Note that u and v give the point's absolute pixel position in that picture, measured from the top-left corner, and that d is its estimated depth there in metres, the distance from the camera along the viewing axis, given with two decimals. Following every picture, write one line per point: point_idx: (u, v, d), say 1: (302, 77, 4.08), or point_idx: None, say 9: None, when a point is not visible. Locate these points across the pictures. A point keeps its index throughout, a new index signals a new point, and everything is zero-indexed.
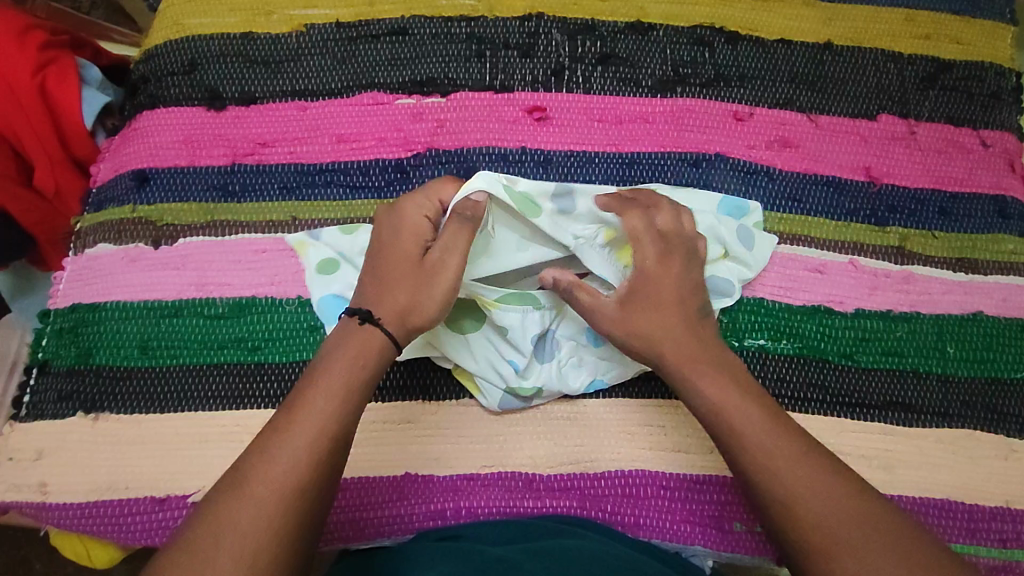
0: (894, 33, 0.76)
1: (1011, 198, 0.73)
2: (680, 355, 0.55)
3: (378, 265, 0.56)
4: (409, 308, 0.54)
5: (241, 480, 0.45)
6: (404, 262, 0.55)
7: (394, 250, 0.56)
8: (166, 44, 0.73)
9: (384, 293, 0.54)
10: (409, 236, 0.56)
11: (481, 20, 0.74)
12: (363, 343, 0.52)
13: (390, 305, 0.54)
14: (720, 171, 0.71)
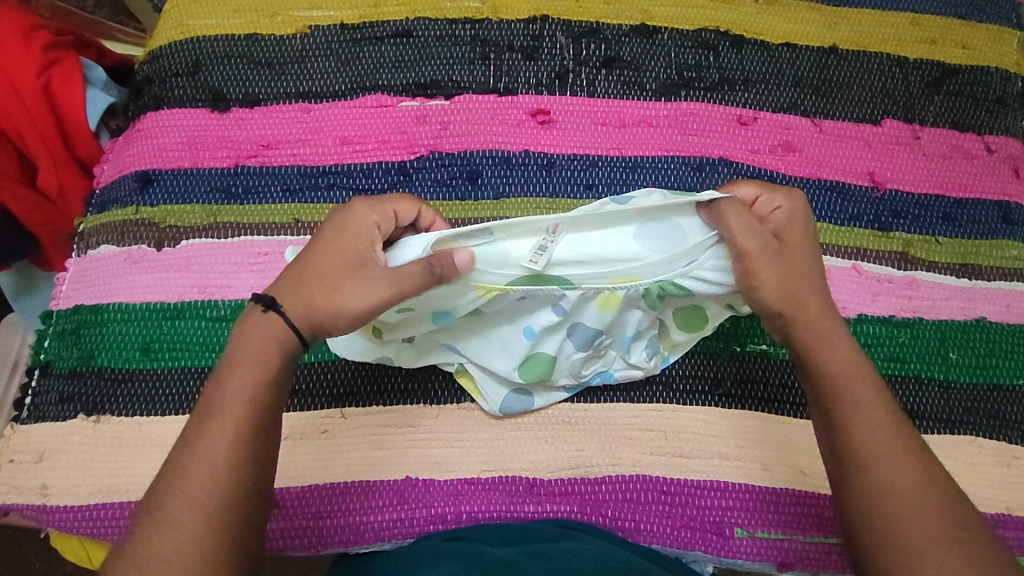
0: (900, 37, 0.76)
1: (1015, 204, 0.72)
2: (818, 316, 0.51)
3: (306, 261, 0.49)
4: (322, 309, 0.47)
5: (160, 497, 0.43)
6: (338, 260, 0.48)
7: (326, 248, 0.49)
8: (169, 45, 0.73)
9: (304, 291, 0.48)
10: (348, 236, 0.49)
11: (485, 22, 0.74)
12: (262, 334, 0.47)
13: (303, 302, 0.48)
14: (724, 176, 0.71)
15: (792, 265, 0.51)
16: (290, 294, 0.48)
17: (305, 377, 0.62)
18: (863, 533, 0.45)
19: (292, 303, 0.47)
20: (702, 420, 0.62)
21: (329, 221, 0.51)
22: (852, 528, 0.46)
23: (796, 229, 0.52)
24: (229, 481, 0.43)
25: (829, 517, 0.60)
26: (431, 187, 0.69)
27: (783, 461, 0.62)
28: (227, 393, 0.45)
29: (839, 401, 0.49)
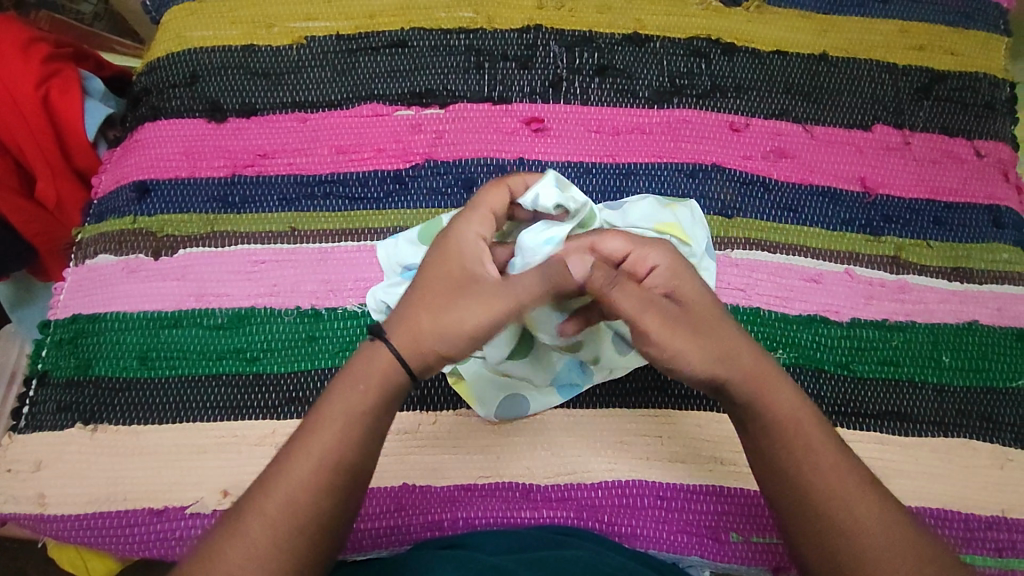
0: (889, 44, 0.77)
1: (1006, 208, 0.73)
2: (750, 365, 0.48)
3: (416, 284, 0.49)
4: (433, 337, 0.46)
5: (240, 509, 0.43)
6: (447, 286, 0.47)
7: (435, 268, 0.49)
8: (167, 56, 0.74)
9: (412, 317, 0.47)
10: (454, 257, 0.49)
11: (479, 32, 0.75)
12: (375, 368, 0.46)
13: (416, 330, 0.47)
14: (717, 181, 0.71)
15: (702, 327, 0.48)
16: (399, 320, 0.47)
17: (301, 386, 0.63)
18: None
19: (407, 333, 0.46)
20: (697, 425, 0.63)
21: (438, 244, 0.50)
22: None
23: (683, 288, 0.49)
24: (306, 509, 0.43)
25: None
26: (426, 195, 0.69)
27: None
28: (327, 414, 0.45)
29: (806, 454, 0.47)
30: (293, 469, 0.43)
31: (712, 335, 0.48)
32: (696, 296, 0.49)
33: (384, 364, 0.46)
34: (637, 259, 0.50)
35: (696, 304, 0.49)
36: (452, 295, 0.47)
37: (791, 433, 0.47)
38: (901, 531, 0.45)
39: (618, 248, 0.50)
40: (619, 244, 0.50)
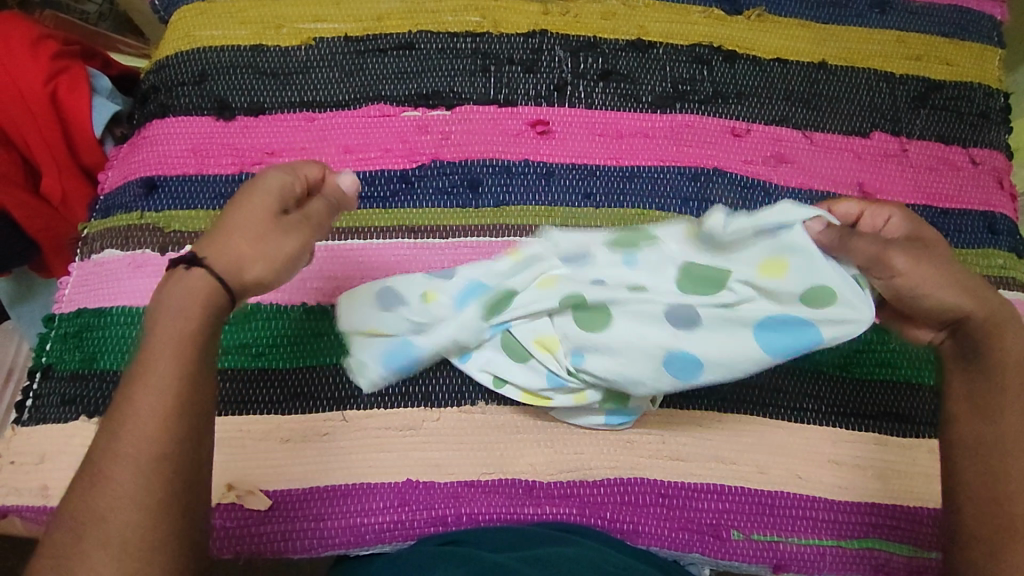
0: (886, 54, 0.79)
1: (1001, 214, 0.75)
2: (995, 309, 0.55)
3: (234, 208, 0.51)
4: (252, 259, 0.49)
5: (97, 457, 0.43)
6: (253, 216, 0.50)
7: (249, 203, 0.51)
8: (177, 55, 0.75)
9: (221, 241, 0.49)
10: (274, 191, 0.52)
11: (486, 35, 0.76)
12: (190, 292, 0.47)
13: (233, 252, 0.48)
14: (718, 185, 0.73)
15: (949, 260, 0.55)
16: (209, 246, 0.49)
17: (306, 382, 0.63)
18: (978, 513, 0.50)
19: (215, 256, 0.48)
20: (699, 424, 0.63)
21: (246, 190, 0.51)
22: (974, 500, 0.50)
23: (928, 233, 0.57)
24: (157, 465, 0.43)
25: (823, 519, 0.61)
26: (432, 195, 0.70)
27: (778, 465, 0.63)
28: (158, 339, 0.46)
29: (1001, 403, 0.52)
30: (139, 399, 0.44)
31: (965, 273, 0.55)
32: (939, 237, 0.57)
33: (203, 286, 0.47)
34: (871, 217, 0.57)
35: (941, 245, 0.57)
36: (262, 226, 0.50)
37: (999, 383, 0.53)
38: None
39: (851, 212, 0.57)
40: (852, 207, 0.57)
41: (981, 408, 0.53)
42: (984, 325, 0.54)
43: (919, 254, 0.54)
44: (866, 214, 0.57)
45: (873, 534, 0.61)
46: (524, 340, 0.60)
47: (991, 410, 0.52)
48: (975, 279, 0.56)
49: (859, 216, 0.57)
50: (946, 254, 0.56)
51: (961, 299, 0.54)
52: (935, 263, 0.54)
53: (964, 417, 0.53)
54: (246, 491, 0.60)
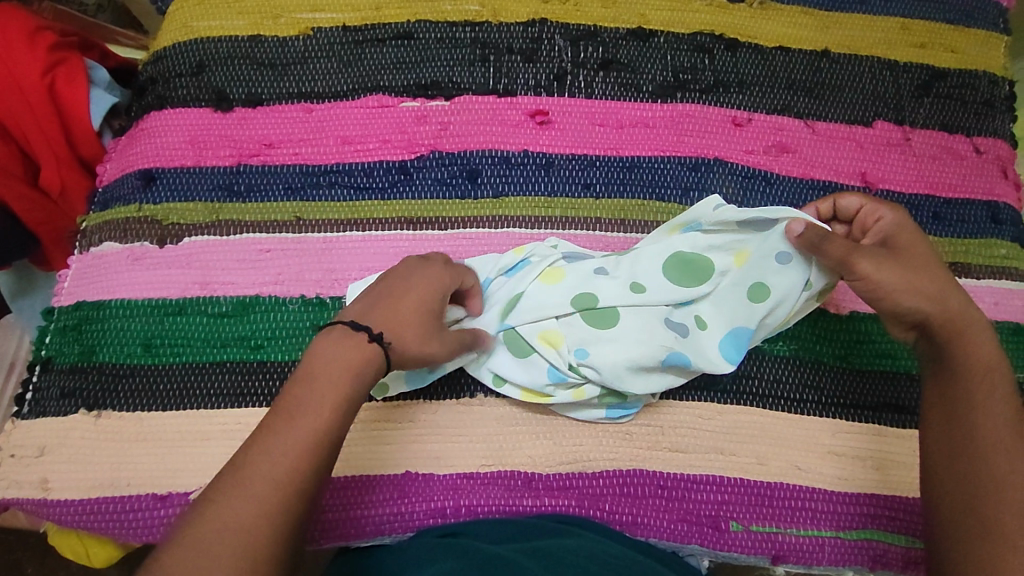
0: (890, 41, 0.78)
1: (1004, 204, 0.74)
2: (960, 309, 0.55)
3: (400, 292, 0.53)
4: (415, 355, 0.52)
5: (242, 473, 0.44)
6: (420, 313, 0.53)
7: (415, 289, 0.53)
8: (174, 45, 0.74)
9: (406, 319, 0.52)
10: (436, 286, 0.55)
11: (485, 25, 0.75)
12: (357, 356, 0.49)
13: (401, 342, 0.51)
14: (719, 175, 0.72)
15: (919, 262, 0.57)
16: (385, 322, 0.51)
17: None
18: (957, 516, 0.50)
19: (398, 336, 0.51)
20: (698, 416, 0.63)
21: (417, 277, 0.54)
22: (953, 504, 0.51)
23: (904, 237, 0.58)
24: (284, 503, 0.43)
25: (822, 510, 0.61)
26: (431, 186, 0.70)
27: (778, 456, 0.62)
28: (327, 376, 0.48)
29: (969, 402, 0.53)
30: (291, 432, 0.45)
31: (929, 273, 0.56)
32: (917, 242, 0.58)
33: (367, 352, 0.49)
34: (868, 214, 0.60)
35: (918, 248, 0.58)
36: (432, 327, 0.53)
37: (966, 382, 0.53)
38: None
39: (852, 207, 0.61)
40: (852, 203, 0.61)
41: (953, 410, 0.53)
42: (948, 324, 0.55)
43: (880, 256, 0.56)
44: (866, 208, 0.60)
45: (872, 525, 0.61)
46: (526, 335, 0.61)
47: (957, 412, 0.53)
48: (943, 283, 0.56)
49: (857, 212, 0.61)
50: (916, 257, 0.57)
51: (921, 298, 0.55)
52: (899, 264, 0.56)
53: (939, 416, 0.54)
54: None
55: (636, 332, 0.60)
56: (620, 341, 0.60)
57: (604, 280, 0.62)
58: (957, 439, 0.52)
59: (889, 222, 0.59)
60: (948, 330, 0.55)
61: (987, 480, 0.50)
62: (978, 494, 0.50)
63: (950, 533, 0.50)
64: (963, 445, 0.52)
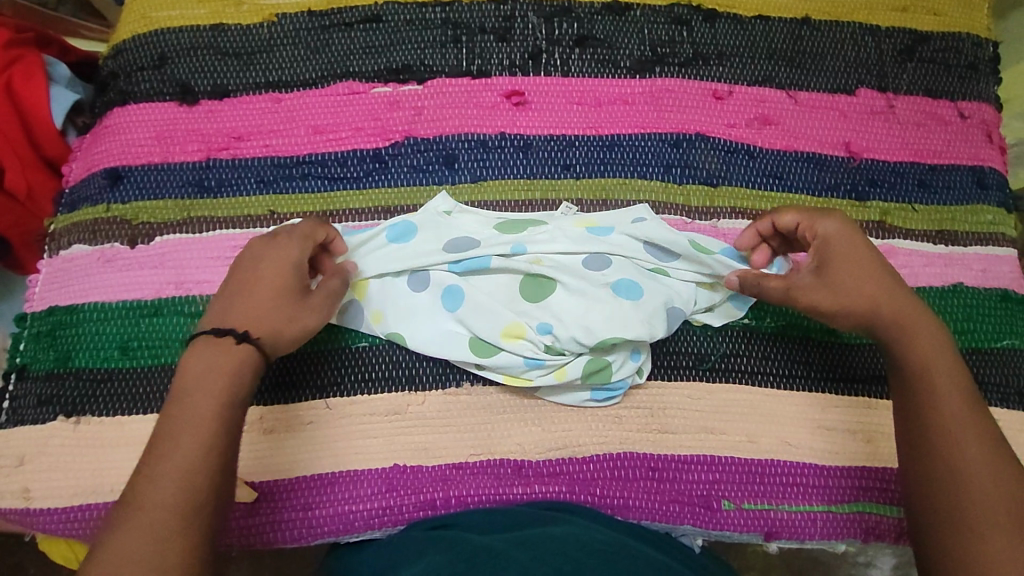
0: (872, 6, 0.76)
1: (990, 168, 0.73)
2: (897, 305, 0.55)
3: (248, 275, 0.55)
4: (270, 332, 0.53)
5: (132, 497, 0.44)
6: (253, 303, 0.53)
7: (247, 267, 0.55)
8: (134, 38, 0.71)
9: (247, 301, 0.53)
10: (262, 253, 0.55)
11: (456, 4, 0.73)
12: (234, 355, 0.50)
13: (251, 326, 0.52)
14: (701, 151, 0.71)
15: (853, 270, 0.57)
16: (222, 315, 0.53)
17: (285, 371, 0.62)
18: (929, 509, 0.50)
19: (235, 322, 0.52)
20: (686, 396, 0.63)
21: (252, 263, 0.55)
22: (925, 497, 0.50)
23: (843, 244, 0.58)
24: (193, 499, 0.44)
25: (813, 484, 0.61)
26: (407, 174, 0.68)
27: (768, 432, 0.62)
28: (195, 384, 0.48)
29: (925, 388, 0.52)
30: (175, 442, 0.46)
31: (867, 281, 0.56)
32: (858, 248, 0.57)
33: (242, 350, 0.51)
34: (807, 228, 0.59)
35: (857, 255, 0.57)
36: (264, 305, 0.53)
37: (919, 367, 0.53)
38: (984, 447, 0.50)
39: (793, 222, 0.60)
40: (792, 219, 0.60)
41: (908, 402, 0.53)
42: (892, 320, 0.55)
43: (826, 281, 0.57)
44: (805, 222, 0.60)
45: (863, 496, 0.61)
46: (496, 321, 0.60)
47: (916, 397, 0.53)
48: (885, 288, 0.56)
49: (798, 226, 0.60)
50: (851, 262, 0.57)
51: (863, 306, 0.56)
52: (829, 275, 0.57)
53: (898, 409, 0.54)
54: None
55: (611, 309, 0.59)
56: (594, 320, 0.59)
57: (566, 262, 0.61)
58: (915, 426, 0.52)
59: (830, 229, 0.58)
60: (893, 323, 0.55)
61: (950, 465, 0.49)
62: (943, 484, 0.49)
63: (927, 527, 0.50)
64: (921, 432, 0.52)
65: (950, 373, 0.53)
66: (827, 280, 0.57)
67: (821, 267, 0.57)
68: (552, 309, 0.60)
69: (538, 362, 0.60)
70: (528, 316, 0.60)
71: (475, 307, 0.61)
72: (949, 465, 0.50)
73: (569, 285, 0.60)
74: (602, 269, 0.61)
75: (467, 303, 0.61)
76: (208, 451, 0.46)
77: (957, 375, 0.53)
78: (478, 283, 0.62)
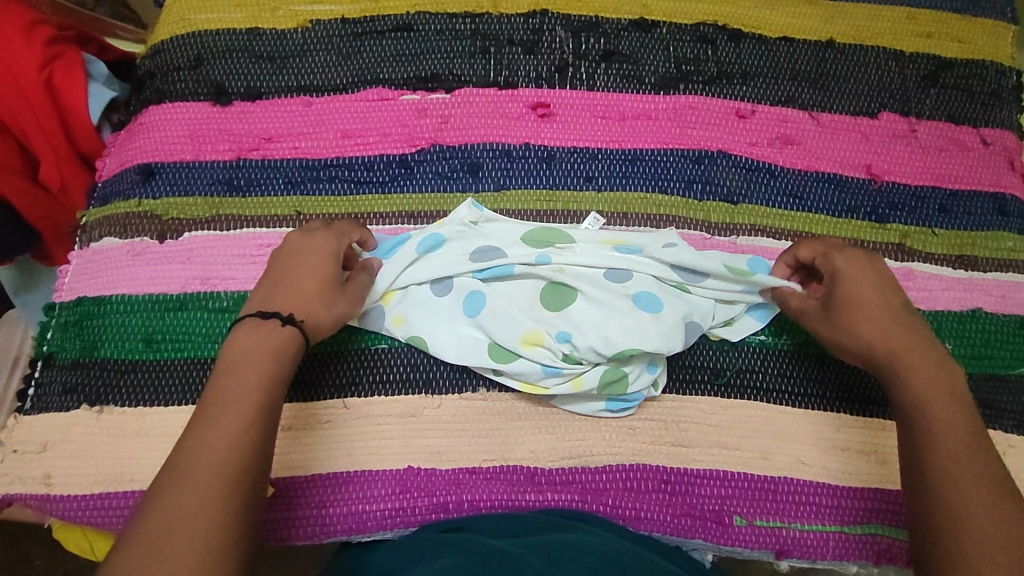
0: (896, 31, 0.77)
1: (1011, 196, 0.73)
2: (902, 338, 0.56)
3: (289, 264, 0.58)
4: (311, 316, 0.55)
5: (179, 465, 0.45)
6: (294, 289, 0.56)
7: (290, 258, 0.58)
8: (172, 39, 0.73)
9: (290, 291, 0.56)
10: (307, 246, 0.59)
11: (486, 16, 0.74)
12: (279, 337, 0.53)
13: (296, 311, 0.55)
14: (722, 168, 0.71)
15: (864, 313, 0.57)
16: (266, 301, 0.55)
17: (304, 370, 0.63)
18: (928, 530, 0.49)
19: (280, 307, 0.55)
20: (702, 410, 0.63)
21: (290, 254, 0.58)
22: (926, 519, 0.50)
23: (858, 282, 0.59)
24: (235, 472, 0.46)
25: (827, 504, 0.61)
26: (432, 180, 0.69)
27: (782, 450, 0.62)
28: (242, 363, 0.51)
29: (919, 428, 0.53)
30: (221, 416, 0.48)
31: (878, 320, 0.57)
32: (873, 286, 0.59)
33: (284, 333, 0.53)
34: (823, 261, 0.61)
35: (870, 293, 0.58)
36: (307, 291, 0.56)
37: (913, 407, 0.53)
38: (987, 478, 0.50)
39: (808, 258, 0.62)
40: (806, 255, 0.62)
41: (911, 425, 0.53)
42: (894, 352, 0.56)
43: (840, 315, 0.58)
44: (821, 255, 0.62)
45: (877, 519, 0.61)
46: (515, 329, 0.61)
47: (918, 422, 0.53)
48: (893, 328, 0.57)
49: (813, 260, 0.62)
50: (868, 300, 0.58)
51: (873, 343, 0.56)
52: (839, 313, 0.58)
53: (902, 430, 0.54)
54: None
55: (629, 320, 0.59)
56: (611, 330, 0.59)
57: (586, 274, 0.62)
58: (914, 465, 0.52)
59: (845, 265, 0.60)
60: (893, 353, 0.55)
61: (948, 503, 0.49)
62: (944, 507, 0.49)
63: (927, 547, 0.49)
64: (919, 473, 0.51)
65: (956, 406, 0.53)
66: (840, 316, 0.58)
67: (831, 302, 0.59)
68: (571, 317, 0.61)
69: (554, 370, 0.60)
70: (549, 324, 0.61)
71: (495, 316, 0.61)
72: (941, 503, 0.49)
73: (587, 297, 0.61)
74: (623, 282, 0.62)
75: (488, 311, 0.61)
76: (251, 427, 0.48)
77: (953, 413, 0.53)
78: (500, 292, 0.62)
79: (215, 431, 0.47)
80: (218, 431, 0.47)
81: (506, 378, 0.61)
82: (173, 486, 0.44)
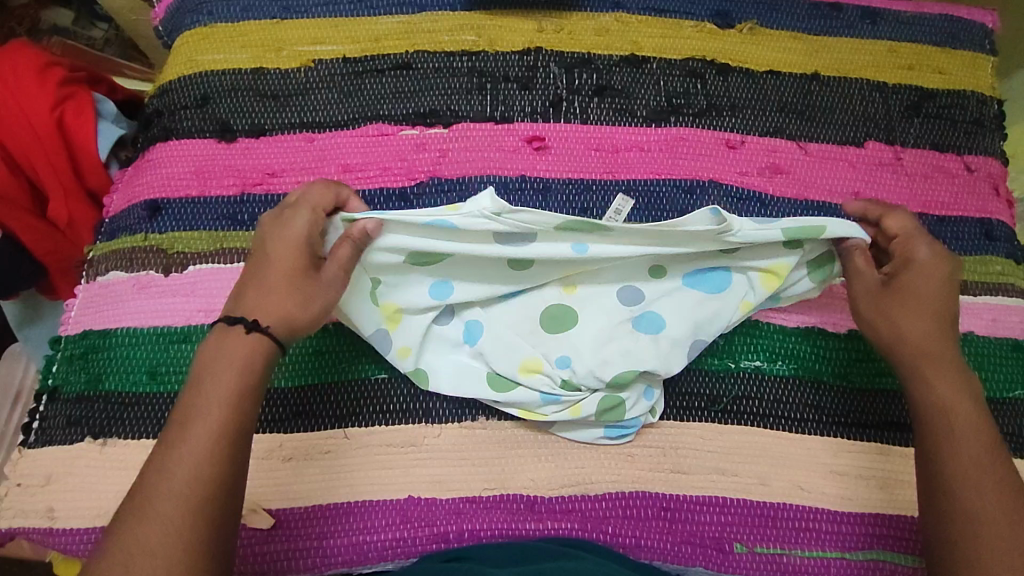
0: (879, 64, 0.80)
1: (997, 221, 0.75)
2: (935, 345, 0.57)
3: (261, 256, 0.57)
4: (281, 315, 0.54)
5: (146, 495, 0.47)
6: (265, 287, 0.55)
7: (279, 255, 0.56)
8: (180, 79, 0.76)
9: (261, 291, 0.55)
10: (297, 243, 0.57)
11: (482, 54, 0.77)
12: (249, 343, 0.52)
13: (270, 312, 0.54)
14: (714, 197, 0.73)
15: (913, 305, 0.58)
16: (238, 304, 0.55)
17: (306, 401, 0.63)
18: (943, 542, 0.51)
19: (250, 310, 0.54)
20: (700, 436, 0.63)
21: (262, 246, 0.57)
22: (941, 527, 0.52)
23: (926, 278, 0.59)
24: (198, 504, 0.47)
25: (827, 530, 0.61)
26: None
27: (780, 475, 0.63)
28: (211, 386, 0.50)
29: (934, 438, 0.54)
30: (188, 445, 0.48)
31: (925, 316, 0.57)
32: (938, 287, 0.59)
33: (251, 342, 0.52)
34: (901, 245, 0.61)
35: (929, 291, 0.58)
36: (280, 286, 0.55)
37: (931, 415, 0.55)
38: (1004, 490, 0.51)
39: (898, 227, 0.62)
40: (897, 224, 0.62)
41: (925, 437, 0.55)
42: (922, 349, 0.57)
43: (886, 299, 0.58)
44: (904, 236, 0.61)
45: (878, 544, 0.61)
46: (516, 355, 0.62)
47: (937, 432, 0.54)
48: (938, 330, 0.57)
49: (896, 236, 0.61)
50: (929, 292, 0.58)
51: (908, 334, 0.57)
52: (892, 295, 0.58)
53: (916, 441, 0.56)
54: (249, 510, 0.60)
55: (628, 343, 0.61)
56: (610, 354, 0.61)
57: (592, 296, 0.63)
58: (927, 466, 0.54)
59: (926, 259, 0.59)
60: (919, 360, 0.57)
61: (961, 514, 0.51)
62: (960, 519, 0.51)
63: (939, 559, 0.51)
64: (933, 484, 0.53)
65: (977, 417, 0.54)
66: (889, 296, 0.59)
67: (890, 284, 0.59)
68: (572, 343, 0.62)
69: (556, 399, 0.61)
70: (550, 351, 0.62)
71: (494, 341, 0.62)
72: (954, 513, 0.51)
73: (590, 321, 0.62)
74: (631, 300, 0.63)
75: (488, 339, 0.62)
76: (217, 457, 0.48)
77: (977, 419, 0.54)
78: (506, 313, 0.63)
79: (179, 461, 0.47)
80: (184, 461, 0.48)
81: (506, 407, 0.62)
82: (138, 516, 0.46)
